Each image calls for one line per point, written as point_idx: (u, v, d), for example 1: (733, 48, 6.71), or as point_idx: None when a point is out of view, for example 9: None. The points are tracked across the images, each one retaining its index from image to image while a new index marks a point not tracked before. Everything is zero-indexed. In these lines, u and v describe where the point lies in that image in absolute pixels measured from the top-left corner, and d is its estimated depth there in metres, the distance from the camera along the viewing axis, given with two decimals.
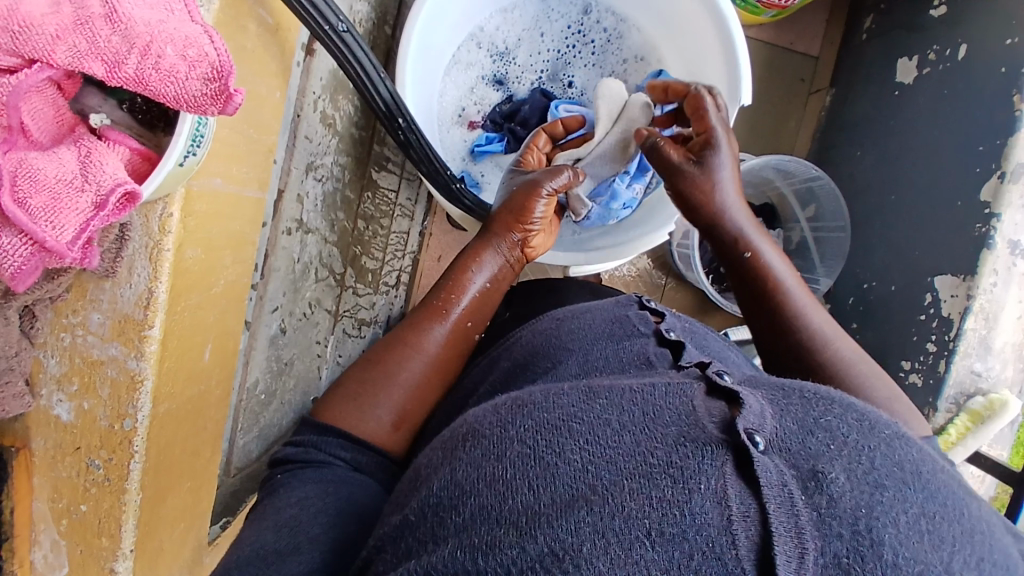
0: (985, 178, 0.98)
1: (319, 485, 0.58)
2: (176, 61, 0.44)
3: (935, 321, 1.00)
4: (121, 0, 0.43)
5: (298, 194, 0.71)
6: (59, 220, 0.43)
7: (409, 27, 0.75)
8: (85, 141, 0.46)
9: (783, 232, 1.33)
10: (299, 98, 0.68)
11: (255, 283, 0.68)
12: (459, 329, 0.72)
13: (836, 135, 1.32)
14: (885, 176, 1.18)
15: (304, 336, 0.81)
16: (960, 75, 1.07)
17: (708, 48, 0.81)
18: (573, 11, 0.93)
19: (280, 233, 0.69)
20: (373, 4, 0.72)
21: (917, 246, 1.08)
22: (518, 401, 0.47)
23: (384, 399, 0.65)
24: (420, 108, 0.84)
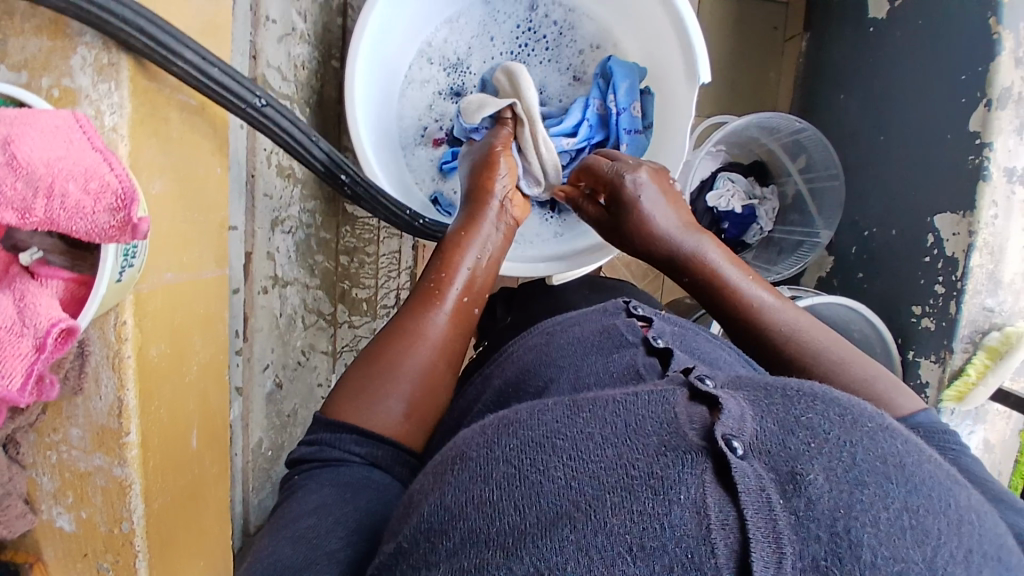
0: (971, 108, 0.95)
1: (328, 492, 0.56)
2: (80, 197, 0.43)
3: (940, 262, 0.98)
4: (18, 143, 0.42)
5: (269, 252, 0.71)
6: (6, 369, 0.44)
7: (352, 62, 0.74)
8: (18, 283, 0.45)
9: (778, 189, 1.30)
10: (250, 157, 0.67)
11: (238, 347, 0.69)
12: (458, 310, 0.69)
13: (819, 80, 1.29)
14: (873, 117, 1.14)
15: (304, 382, 0.83)
16: (933, 2, 1.02)
17: (664, 30, 0.78)
18: (519, 9, 0.91)
19: (256, 293, 0.70)
20: (314, 42, 0.70)
21: (911, 187, 1.05)
22: (505, 419, 0.47)
23: (391, 389, 0.62)
24: (380, 137, 0.83)
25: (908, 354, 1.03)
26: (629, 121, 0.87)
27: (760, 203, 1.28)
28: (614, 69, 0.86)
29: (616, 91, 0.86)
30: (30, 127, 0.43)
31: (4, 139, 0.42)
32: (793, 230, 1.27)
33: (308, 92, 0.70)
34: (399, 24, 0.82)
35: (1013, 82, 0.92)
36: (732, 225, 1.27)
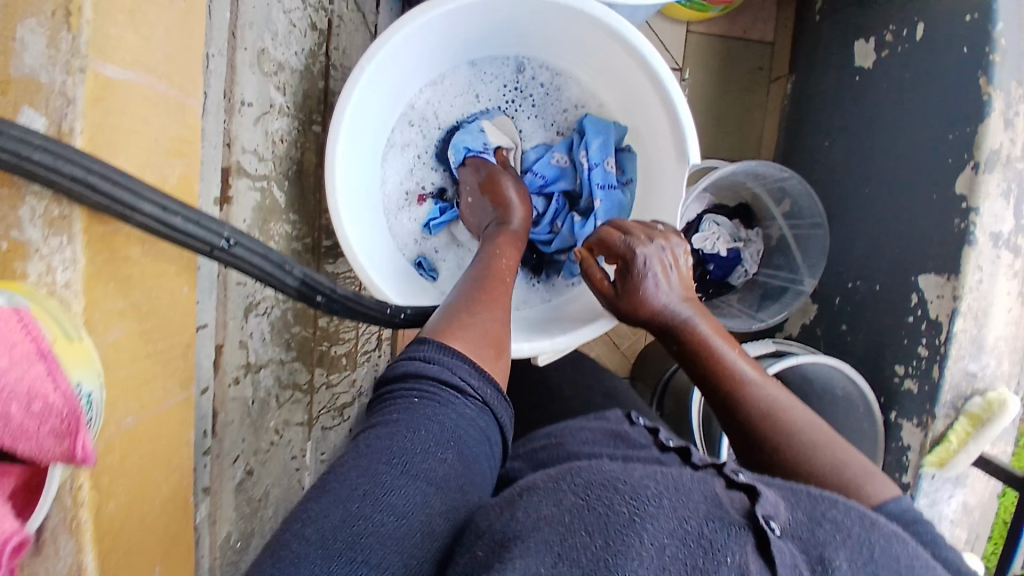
0: (958, 169, 0.95)
1: (417, 446, 0.52)
2: (25, 418, 0.39)
3: (924, 323, 0.98)
4: None
5: (241, 340, 0.67)
6: None
7: (334, 136, 0.71)
8: None
9: (762, 232, 1.30)
10: None
11: (207, 444, 0.66)
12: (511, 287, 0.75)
13: (804, 123, 1.29)
14: (858, 166, 1.15)
15: (277, 461, 0.79)
16: (920, 56, 1.02)
17: (648, 104, 0.76)
18: (506, 70, 0.90)
19: (226, 385, 0.66)
20: (295, 112, 0.67)
21: (896, 243, 1.05)
22: (565, 467, 0.47)
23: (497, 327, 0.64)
24: (363, 205, 0.80)
25: (892, 415, 1.03)
26: (601, 173, 0.87)
27: (745, 246, 1.27)
28: (592, 122, 0.87)
29: (589, 146, 0.87)
30: None
31: None
32: (777, 274, 1.27)
33: (286, 164, 0.66)
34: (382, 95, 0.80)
35: (1001, 145, 0.91)
36: (717, 267, 1.27)
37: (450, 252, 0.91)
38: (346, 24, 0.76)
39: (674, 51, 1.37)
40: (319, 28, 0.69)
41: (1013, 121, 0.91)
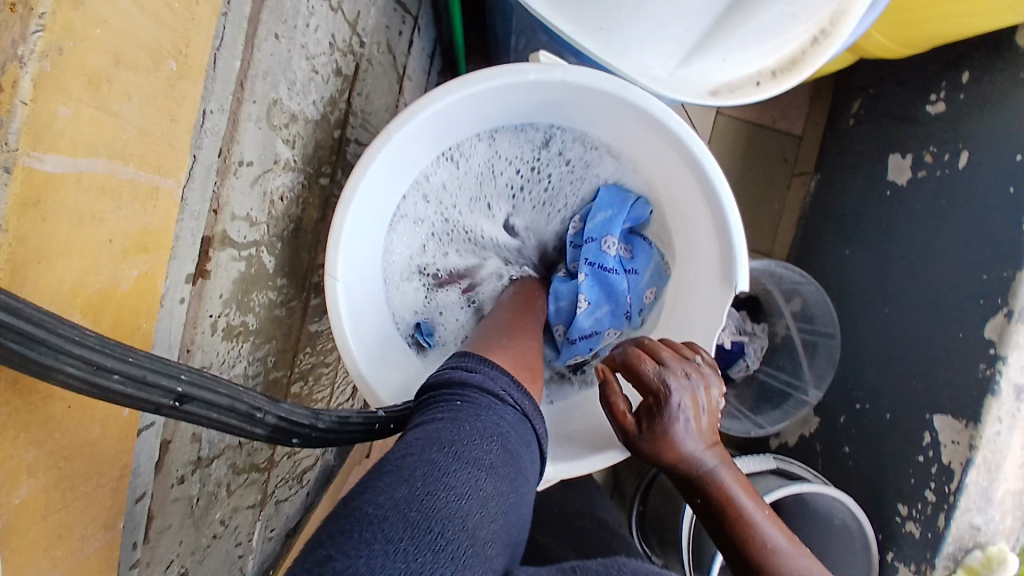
0: (990, 312, 0.90)
1: (466, 439, 0.52)
2: None
3: (934, 466, 0.92)
4: None
5: (192, 431, 0.55)
6: None
7: (344, 205, 0.64)
8: None
9: (768, 326, 1.22)
10: (187, 335, 0.50)
11: (138, 556, 0.52)
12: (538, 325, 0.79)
13: (826, 224, 1.25)
14: (880, 282, 1.11)
15: (221, 555, 0.65)
16: (958, 185, 0.99)
17: (702, 221, 0.69)
18: (534, 141, 0.80)
19: (169, 487, 0.54)
20: (302, 167, 0.60)
21: (912, 374, 1.00)
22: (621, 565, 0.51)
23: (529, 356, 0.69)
24: (363, 278, 0.71)
25: (887, 554, 0.98)
26: (595, 243, 0.81)
27: (749, 340, 1.19)
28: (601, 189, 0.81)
29: (591, 217, 0.81)
30: None
31: None
32: (779, 374, 1.19)
33: (281, 225, 0.58)
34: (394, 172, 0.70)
35: None
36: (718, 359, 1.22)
37: (453, 329, 0.83)
38: (375, 71, 0.70)
39: (703, 128, 1.33)
40: (346, 76, 0.63)
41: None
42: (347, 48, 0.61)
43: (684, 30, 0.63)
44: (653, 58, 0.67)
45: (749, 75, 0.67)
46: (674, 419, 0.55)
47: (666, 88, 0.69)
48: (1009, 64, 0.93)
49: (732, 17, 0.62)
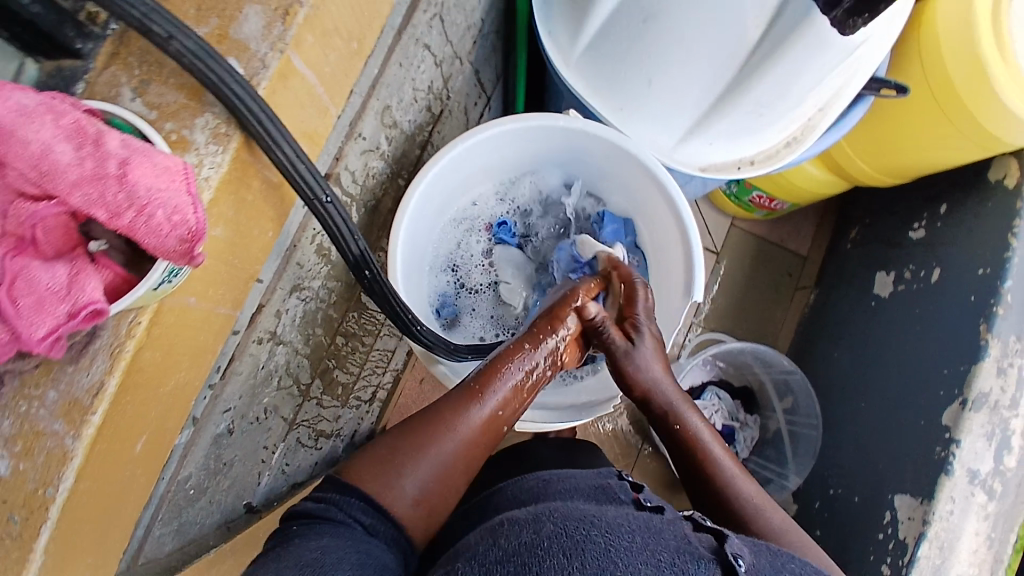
0: (948, 401, 1.00)
1: (336, 545, 0.51)
2: (160, 222, 0.38)
3: (891, 542, 0.99)
4: (136, 166, 0.38)
5: (278, 309, 0.67)
6: (36, 317, 0.36)
7: (411, 187, 0.74)
8: (77, 257, 0.39)
9: (760, 419, 1.35)
10: (299, 232, 0.64)
11: (212, 383, 0.61)
12: (491, 421, 0.61)
13: (819, 330, 1.36)
14: (860, 379, 1.20)
15: (250, 440, 0.75)
16: (931, 296, 1.12)
17: (670, 253, 0.80)
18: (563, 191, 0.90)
19: (250, 340, 0.64)
20: (389, 161, 0.81)
21: (883, 458, 1.08)
22: (539, 509, 0.52)
23: (412, 469, 0.57)
24: (411, 255, 0.81)
25: None
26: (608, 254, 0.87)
27: (740, 425, 1.34)
28: (620, 207, 0.86)
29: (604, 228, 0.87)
30: (146, 159, 0.38)
31: (123, 159, 0.38)
32: (767, 465, 1.30)
33: (368, 195, 0.79)
34: (453, 178, 0.81)
35: (990, 389, 0.96)
36: None
37: (478, 317, 0.88)
38: (450, 117, 0.94)
39: (717, 237, 1.51)
40: (430, 112, 0.86)
41: (1006, 370, 0.96)
42: (436, 92, 0.84)
43: (686, 113, 0.83)
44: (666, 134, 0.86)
45: (731, 162, 0.89)
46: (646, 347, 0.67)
47: (668, 159, 0.89)
48: (979, 197, 1.08)
49: (721, 108, 0.81)
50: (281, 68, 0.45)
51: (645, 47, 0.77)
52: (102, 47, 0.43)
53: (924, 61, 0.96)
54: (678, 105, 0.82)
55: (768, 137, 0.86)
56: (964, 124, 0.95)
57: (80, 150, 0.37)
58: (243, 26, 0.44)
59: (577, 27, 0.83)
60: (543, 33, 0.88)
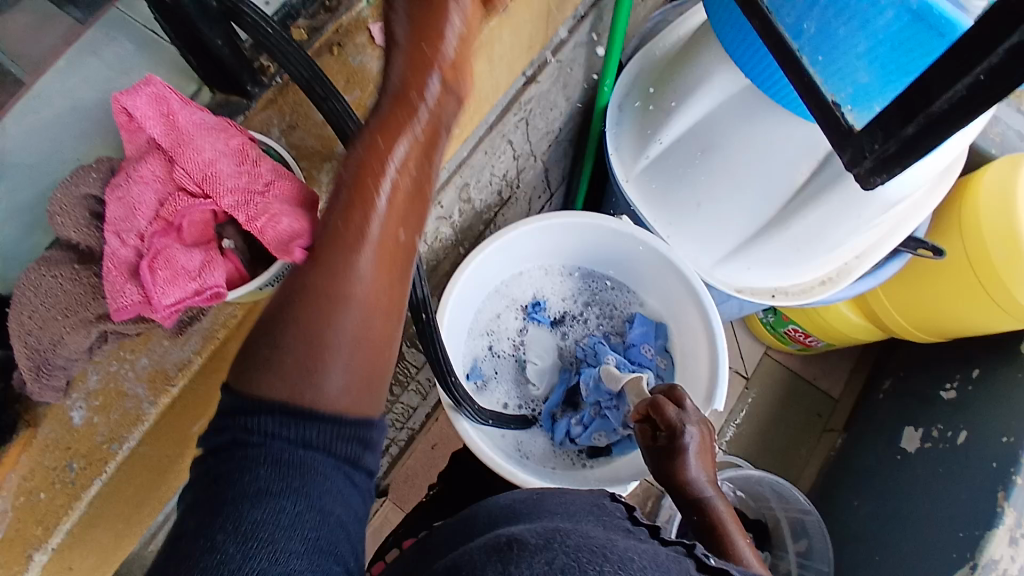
0: (959, 564, 0.96)
1: (272, 489, 0.40)
2: (279, 229, 0.47)
3: None
4: (277, 189, 0.49)
5: None
6: (169, 288, 0.48)
7: (474, 256, 0.83)
8: (212, 247, 0.50)
9: (772, 558, 1.31)
10: None
11: None
12: (386, 243, 0.40)
13: (840, 473, 1.34)
14: (878, 532, 1.16)
15: None
16: (956, 458, 1.10)
17: (696, 360, 0.84)
18: (604, 284, 0.95)
19: None
20: (456, 231, 0.90)
21: None
22: (547, 530, 0.51)
23: (323, 360, 0.39)
24: (456, 314, 0.86)
25: None
26: (634, 352, 0.91)
27: None
28: (654, 307, 0.92)
29: (634, 327, 0.92)
30: (286, 185, 0.50)
31: (270, 183, 0.49)
32: None
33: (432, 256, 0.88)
34: (510, 253, 0.88)
35: (1002, 557, 0.93)
36: None
37: (503, 384, 0.92)
38: (516, 202, 1.05)
39: (749, 362, 1.54)
40: (499, 196, 0.96)
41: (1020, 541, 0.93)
42: (508, 180, 0.95)
43: (731, 237, 0.91)
44: (709, 250, 0.94)
45: (767, 288, 0.95)
46: (687, 449, 0.72)
47: (708, 276, 0.96)
48: (1011, 369, 1.09)
49: (762, 238, 0.88)
50: None
51: (703, 174, 0.88)
52: (265, 93, 0.57)
53: (965, 236, 1.03)
54: (724, 228, 0.90)
55: (805, 272, 0.92)
56: (998, 295, 0.98)
57: (240, 166, 0.50)
58: None
59: (643, 148, 0.94)
60: (611, 147, 0.98)
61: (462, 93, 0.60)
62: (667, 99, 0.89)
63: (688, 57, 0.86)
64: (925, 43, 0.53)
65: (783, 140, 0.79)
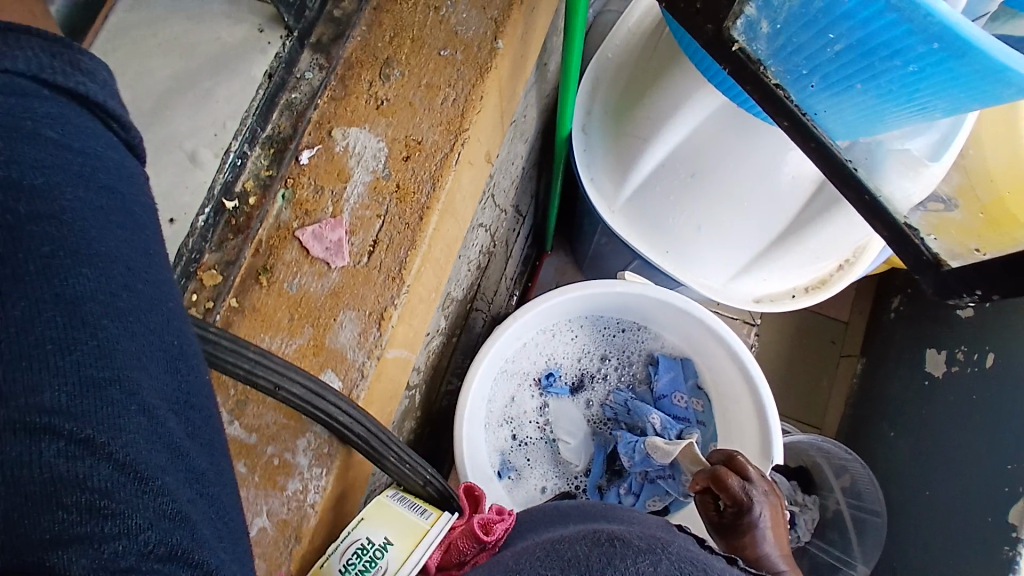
0: (1013, 498, 0.97)
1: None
2: None
3: None
4: None
5: None
6: None
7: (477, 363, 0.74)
8: None
9: (819, 499, 1.26)
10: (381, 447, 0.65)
11: None
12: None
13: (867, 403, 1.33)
14: (921, 464, 1.16)
15: None
16: (988, 382, 1.09)
17: (738, 404, 0.78)
18: (614, 331, 0.87)
19: None
20: (447, 330, 0.79)
21: (953, 553, 1.04)
22: (651, 541, 0.47)
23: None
24: (472, 421, 0.77)
25: None
26: (666, 404, 0.84)
27: (802, 510, 1.24)
28: (675, 347, 0.84)
29: (658, 375, 0.85)
30: None
31: None
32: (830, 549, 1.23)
33: (430, 369, 0.76)
34: (514, 339, 0.79)
35: None
36: None
37: (538, 468, 0.85)
38: (494, 257, 0.94)
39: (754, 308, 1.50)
40: (479, 267, 0.85)
41: None
42: (484, 250, 0.84)
43: (739, 254, 0.82)
44: (718, 272, 0.85)
45: (786, 290, 0.88)
46: (759, 524, 0.67)
47: (722, 295, 0.87)
48: None
49: (774, 250, 0.81)
50: (379, 370, 0.43)
51: (697, 199, 0.78)
52: None
53: None
54: (731, 248, 0.81)
55: (822, 266, 0.85)
56: None
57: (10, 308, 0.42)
58: (339, 334, 0.42)
59: (623, 177, 0.83)
60: (584, 178, 0.88)
61: (434, 268, 0.47)
62: (641, 124, 0.78)
63: (657, 75, 0.75)
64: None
65: (781, 149, 0.71)
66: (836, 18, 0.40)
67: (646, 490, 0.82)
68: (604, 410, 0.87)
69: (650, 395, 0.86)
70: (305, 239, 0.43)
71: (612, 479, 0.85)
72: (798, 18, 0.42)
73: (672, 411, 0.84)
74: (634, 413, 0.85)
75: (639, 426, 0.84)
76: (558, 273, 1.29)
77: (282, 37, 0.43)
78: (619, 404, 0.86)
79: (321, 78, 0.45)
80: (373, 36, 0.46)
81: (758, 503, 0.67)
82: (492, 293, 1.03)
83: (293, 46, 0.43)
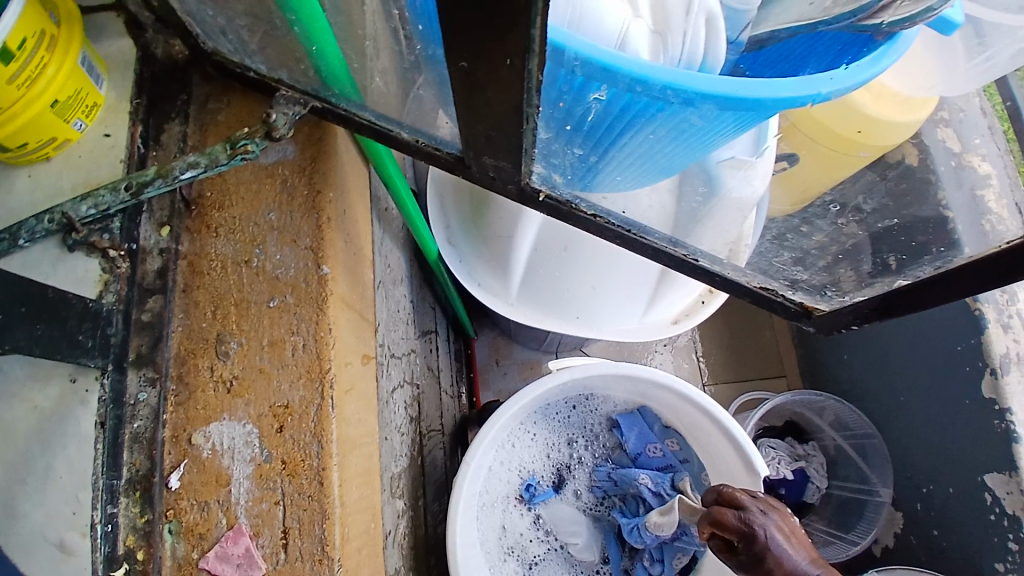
0: (976, 376, 0.88)
1: None
2: None
3: (1005, 519, 0.86)
4: None
5: None
6: None
7: (452, 516, 0.70)
8: None
9: (817, 443, 1.14)
10: None
11: None
12: None
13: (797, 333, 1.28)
14: (881, 378, 1.06)
15: None
16: None
17: (706, 433, 0.78)
18: (566, 412, 0.86)
19: None
20: (407, 496, 0.72)
21: (948, 443, 0.94)
22: None
23: None
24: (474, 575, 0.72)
25: None
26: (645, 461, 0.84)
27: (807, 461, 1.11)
28: (626, 401, 0.85)
29: (625, 435, 0.85)
30: None
31: None
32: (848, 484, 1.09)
33: (407, 545, 0.70)
34: (480, 472, 0.76)
35: (1009, 348, 0.85)
36: (788, 489, 1.11)
37: None
38: (424, 391, 0.91)
39: None
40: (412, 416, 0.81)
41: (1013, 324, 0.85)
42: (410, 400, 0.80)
43: (640, 294, 0.83)
44: (628, 316, 0.85)
45: (694, 300, 0.88)
46: (774, 544, 0.61)
47: (643, 332, 0.87)
48: None
49: (668, 276, 0.82)
50: None
51: (578, 266, 0.78)
52: None
53: None
54: (631, 293, 0.82)
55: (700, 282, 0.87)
56: None
57: None
58: None
59: (504, 274, 0.83)
60: (472, 285, 0.85)
61: (359, 509, 0.44)
62: (497, 224, 0.79)
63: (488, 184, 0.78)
64: (822, 50, 0.47)
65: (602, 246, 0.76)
66: (604, 152, 0.49)
67: (671, 553, 0.80)
68: (595, 492, 0.86)
69: (628, 458, 0.86)
70: (210, 567, 0.39)
71: (636, 557, 0.82)
72: (581, 164, 0.51)
73: (652, 467, 0.84)
74: (623, 483, 0.84)
75: (632, 492, 0.84)
76: (492, 348, 1.28)
77: (97, 377, 0.40)
78: (604, 481, 0.86)
79: (156, 393, 0.41)
80: (193, 320, 0.43)
81: (762, 522, 0.63)
82: (440, 418, 0.99)
83: (113, 380, 0.40)
